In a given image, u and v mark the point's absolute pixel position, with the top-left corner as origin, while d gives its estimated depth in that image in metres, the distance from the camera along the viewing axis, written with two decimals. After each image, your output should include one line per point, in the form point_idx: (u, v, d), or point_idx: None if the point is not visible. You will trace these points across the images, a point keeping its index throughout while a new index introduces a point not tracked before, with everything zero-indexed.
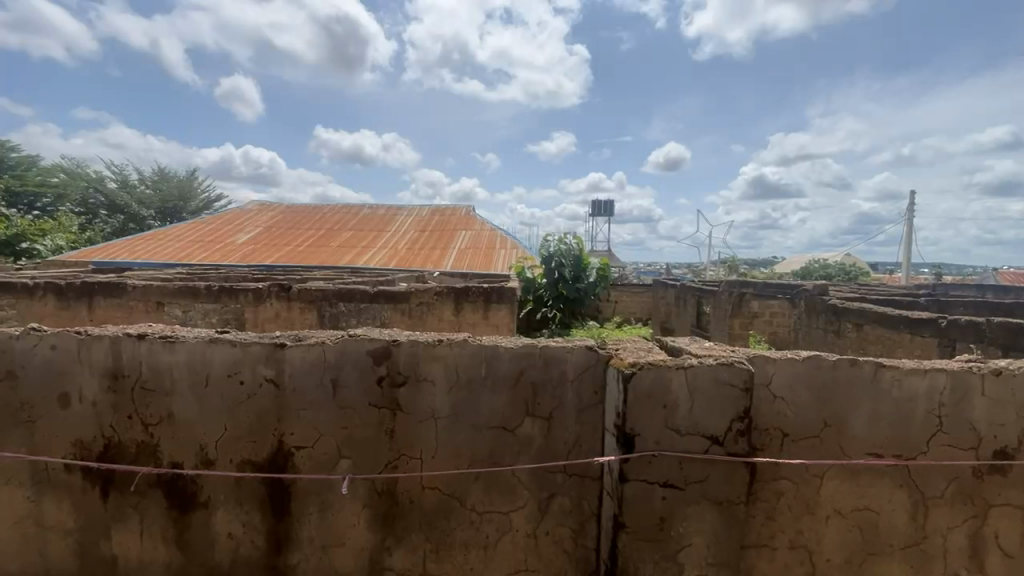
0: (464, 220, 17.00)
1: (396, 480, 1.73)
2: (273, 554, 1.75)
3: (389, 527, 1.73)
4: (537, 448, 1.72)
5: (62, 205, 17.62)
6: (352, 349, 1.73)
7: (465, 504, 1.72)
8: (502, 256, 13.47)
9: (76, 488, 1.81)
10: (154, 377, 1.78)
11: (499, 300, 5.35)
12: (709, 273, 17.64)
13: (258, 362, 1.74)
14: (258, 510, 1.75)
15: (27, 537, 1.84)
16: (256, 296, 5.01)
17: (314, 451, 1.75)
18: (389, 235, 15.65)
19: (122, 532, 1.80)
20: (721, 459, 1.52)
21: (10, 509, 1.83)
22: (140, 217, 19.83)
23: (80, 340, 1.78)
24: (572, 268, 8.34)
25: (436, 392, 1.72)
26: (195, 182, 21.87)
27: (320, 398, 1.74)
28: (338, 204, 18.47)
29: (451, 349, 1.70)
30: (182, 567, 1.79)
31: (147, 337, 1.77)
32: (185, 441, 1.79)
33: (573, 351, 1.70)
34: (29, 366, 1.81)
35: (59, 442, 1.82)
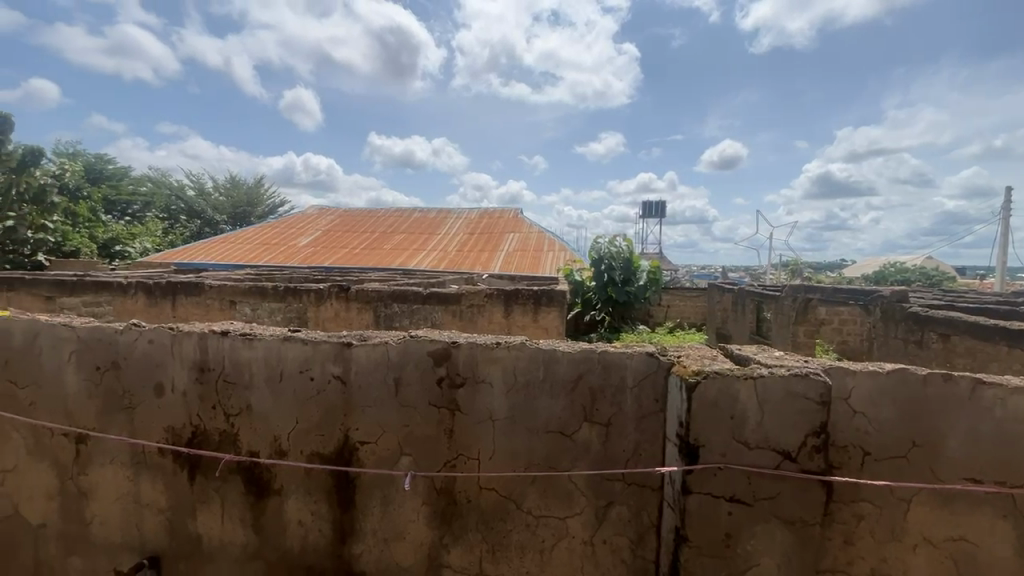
0: (513, 222, 17.14)
1: (454, 478, 1.76)
2: (339, 543, 1.84)
3: (447, 525, 1.77)
4: (595, 455, 1.69)
5: (149, 212, 19.40)
6: (414, 349, 1.78)
7: (522, 507, 1.73)
8: (549, 260, 13.41)
9: (168, 470, 1.99)
10: (235, 371, 1.92)
11: (549, 302, 5.36)
12: (770, 276, 16.66)
13: (328, 360, 1.84)
14: (326, 500, 1.84)
15: (128, 513, 2.04)
16: (318, 296, 5.29)
17: (377, 447, 1.82)
18: (439, 238, 16.00)
19: (206, 513, 1.95)
20: (793, 475, 1.44)
21: (114, 485, 2.04)
22: (214, 222, 21.49)
23: (173, 335, 1.96)
24: (622, 271, 8.14)
25: (493, 394, 1.74)
26: (262, 190, 23.45)
27: (383, 397, 1.81)
28: (390, 208, 19.09)
29: (510, 352, 1.72)
30: (257, 551, 1.91)
31: (230, 334, 1.91)
32: (261, 432, 1.91)
33: (633, 357, 1.66)
34: (130, 357, 2.01)
35: (154, 427, 2.01)
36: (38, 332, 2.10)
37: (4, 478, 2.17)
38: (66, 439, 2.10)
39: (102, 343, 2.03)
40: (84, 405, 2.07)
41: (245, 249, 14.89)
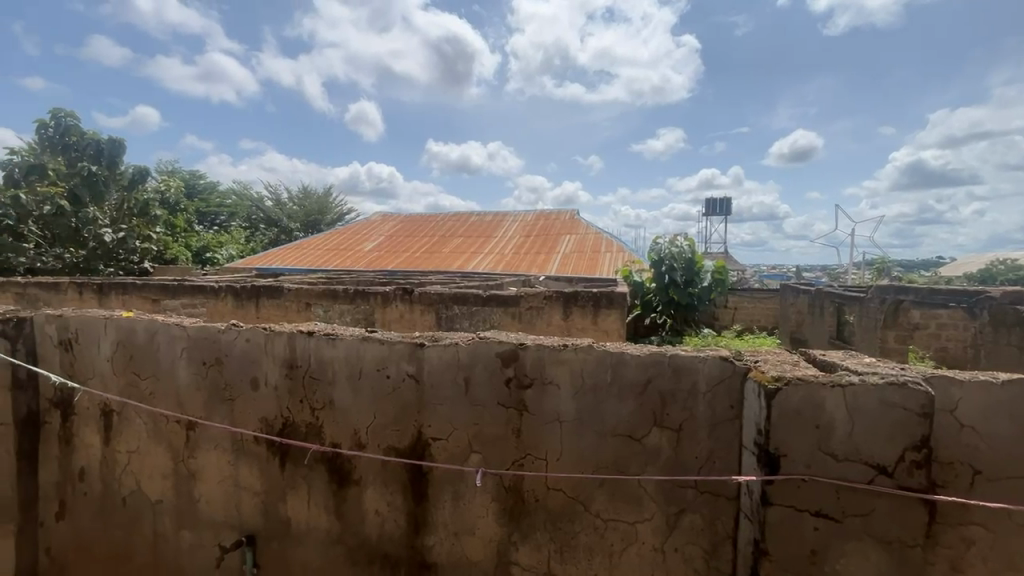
0: (569, 224, 17.04)
1: (522, 477, 1.80)
2: (413, 533, 1.93)
3: (515, 523, 1.80)
4: (665, 460, 1.66)
5: (234, 222, 21.33)
6: (483, 350, 1.84)
7: (590, 510, 1.73)
8: (607, 261, 13.17)
9: (262, 457, 2.19)
10: (319, 368, 2.08)
11: (609, 305, 5.29)
12: (852, 276, 15.28)
13: (402, 359, 1.94)
14: (401, 492, 1.94)
15: (228, 494, 2.26)
16: (385, 298, 5.57)
17: (449, 444, 1.89)
18: (496, 241, 16.22)
19: (295, 498, 2.13)
20: (889, 491, 1.34)
21: (218, 468, 2.28)
22: (289, 229, 23.20)
23: (266, 334, 2.16)
24: (685, 272, 7.80)
25: (561, 396, 1.76)
26: (331, 199, 25.04)
27: (454, 395, 1.88)
28: (449, 213, 19.62)
29: (577, 355, 1.73)
30: (339, 536, 2.06)
31: (315, 334, 2.07)
32: (342, 425, 2.06)
33: (705, 362, 1.61)
34: (230, 354, 2.23)
35: (251, 418, 2.22)
36: (157, 331, 2.39)
37: (129, 458, 2.49)
38: (178, 426, 2.37)
39: (207, 342, 2.27)
40: (193, 396, 2.33)
41: (316, 255, 15.92)
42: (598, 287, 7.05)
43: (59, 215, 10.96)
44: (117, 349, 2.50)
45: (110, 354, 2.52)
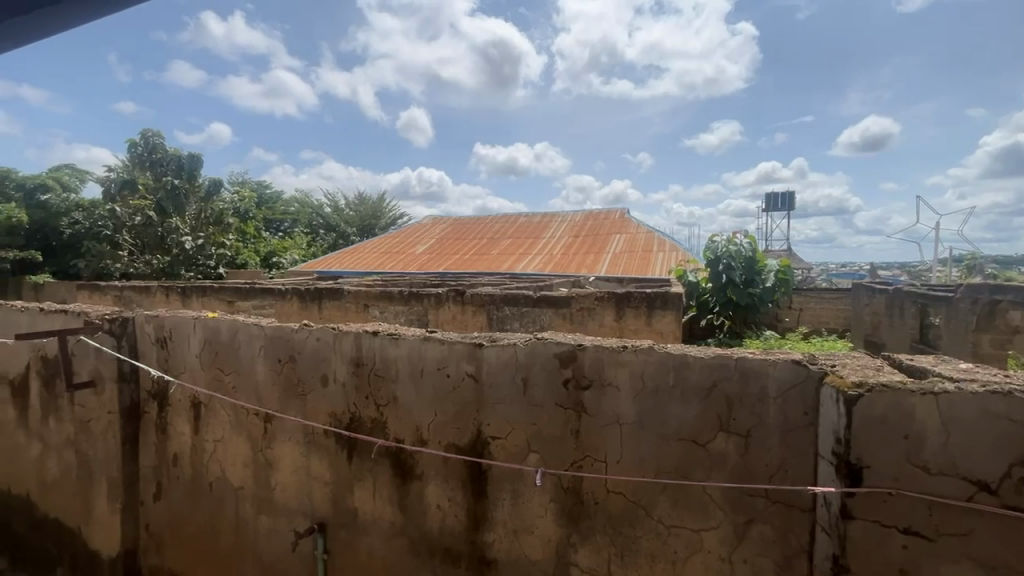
0: (619, 223, 16.72)
1: (582, 479, 1.79)
2: (473, 529, 1.98)
3: (574, 524, 1.80)
4: (733, 467, 1.60)
5: (297, 228, 22.72)
6: (541, 351, 1.85)
7: (652, 515, 1.69)
8: (659, 261, 12.79)
9: (332, 450, 2.32)
10: (383, 366, 2.18)
11: (663, 306, 5.16)
12: (938, 274, 13.89)
13: (462, 359, 2.00)
14: (462, 488, 2.00)
15: (301, 484, 2.42)
16: (438, 300, 5.73)
17: (507, 443, 1.92)
18: (544, 242, 16.21)
19: (361, 490, 2.24)
20: (992, 510, 1.22)
21: (292, 458, 2.44)
22: (346, 234, 24.35)
23: (335, 333, 2.30)
24: (744, 271, 7.41)
25: (620, 397, 1.74)
26: (385, 204, 26.04)
27: (513, 395, 1.90)
28: (497, 215, 19.82)
29: (636, 356, 1.71)
30: (402, 528, 2.14)
31: (379, 334, 2.18)
32: (405, 422, 2.14)
33: (776, 365, 1.54)
34: (302, 352, 2.39)
35: (321, 412, 2.36)
36: (238, 330, 2.60)
37: (214, 447, 2.72)
38: (257, 418, 2.56)
39: (282, 341, 2.44)
40: (269, 391, 2.51)
41: (372, 257, 16.71)
42: (650, 287, 6.87)
43: (149, 224, 12.39)
44: (205, 347, 2.74)
45: (198, 351, 2.77)
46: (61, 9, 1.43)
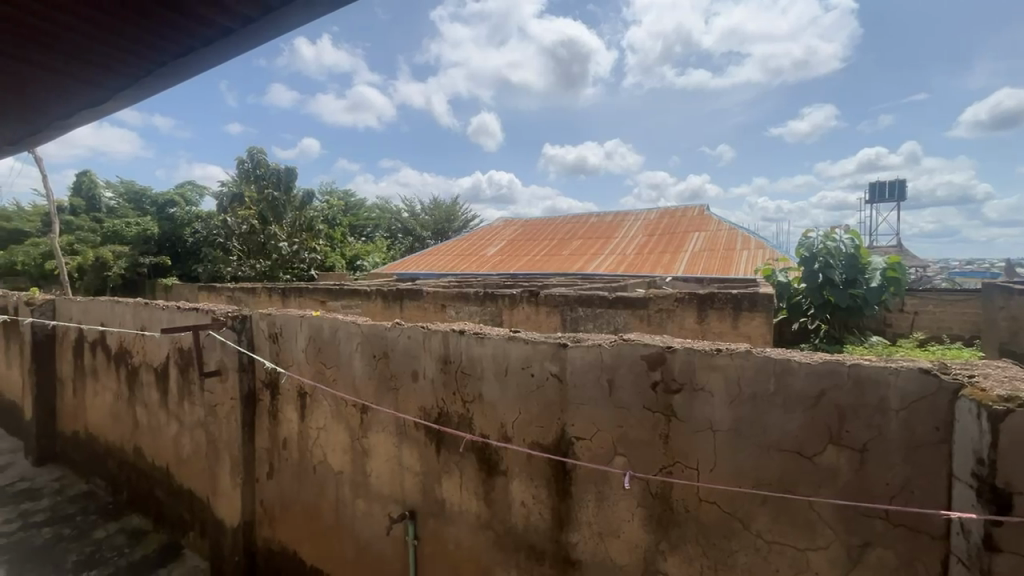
0: (697, 220, 15.94)
1: (671, 485, 1.74)
2: (558, 528, 1.99)
3: (664, 531, 1.75)
4: (845, 483, 1.47)
5: (378, 233, 24.24)
6: (628, 353, 1.83)
7: (750, 528, 1.60)
8: (743, 260, 12.00)
9: (421, 442, 2.45)
10: (470, 364, 2.26)
11: (751, 307, 4.83)
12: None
13: (546, 359, 2.02)
14: (545, 487, 2.02)
15: (394, 473, 2.58)
16: (512, 300, 5.81)
17: (593, 444, 1.91)
18: (617, 241, 15.86)
19: (449, 481, 2.35)
20: None
21: (385, 447, 2.62)
22: (422, 238, 25.57)
23: (425, 332, 2.43)
24: (844, 270, 6.68)
25: (714, 403, 1.67)
26: (458, 208, 26.97)
27: (598, 397, 1.89)
28: (568, 215, 19.66)
29: (732, 360, 1.63)
30: (488, 521, 2.21)
31: (466, 334, 2.27)
32: (491, 419, 2.21)
33: (899, 374, 1.39)
34: (394, 348, 2.55)
35: (412, 406, 2.50)
36: (338, 328, 2.84)
37: (317, 434, 3.00)
38: (354, 409, 2.77)
39: (377, 338, 2.63)
40: (366, 384, 2.71)
41: (447, 258, 17.43)
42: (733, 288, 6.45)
43: (253, 232, 13.87)
44: (310, 343, 3.02)
45: (304, 346, 3.06)
46: (211, 53, 1.66)
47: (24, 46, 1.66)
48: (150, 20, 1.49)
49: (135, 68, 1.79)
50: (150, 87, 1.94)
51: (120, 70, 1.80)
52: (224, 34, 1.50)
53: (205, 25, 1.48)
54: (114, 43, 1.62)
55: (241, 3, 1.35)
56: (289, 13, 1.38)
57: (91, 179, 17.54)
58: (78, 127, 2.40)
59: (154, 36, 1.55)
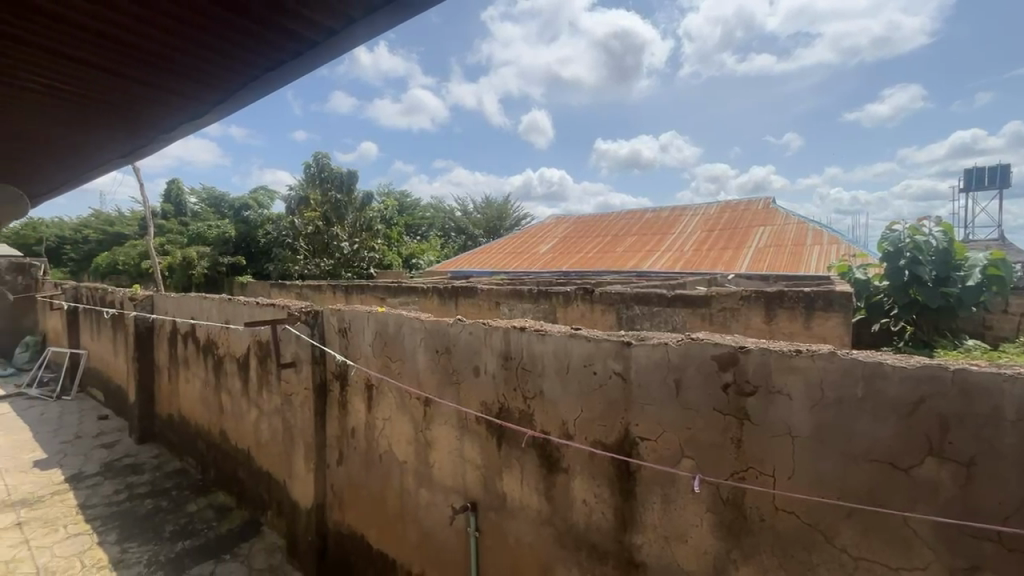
0: (763, 214, 15.05)
1: (744, 491, 1.66)
2: (621, 529, 1.96)
3: (736, 539, 1.68)
4: (947, 499, 1.34)
5: (432, 232, 24.94)
6: (697, 353, 1.76)
7: (833, 542, 1.50)
8: (815, 256, 11.19)
9: (483, 436, 2.50)
10: (531, 361, 2.28)
11: (826, 307, 4.49)
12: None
13: (609, 357, 2.00)
14: (608, 486, 2.00)
15: (456, 465, 2.66)
16: (566, 298, 5.77)
17: (658, 445, 1.86)
18: (674, 237, 15.30)
19: (510, 476, 2.38)
20: None
21: (447, 440, 2.70)
22: (474, 236, 26.04)
23: (486, 328, 2.48)
24: (939, 266, 5.23)
25: (792, 407, 1.58)
26: (510, 206, 27.18)
27: (664, 397, 1.84)
28: (622, 211, 19.23)
29: (813, 362, 1.53)
30: (549, 518, 2.22)
31: (527, 330, 2.29)
32: (551, 416, 2.21)
33: (1015, 381, 1.24)
34: (456, 344, 2.62)
35: (473, 400, 2.56)
36: (402, 323, 2.96)
37: (383, 424, 3.14)
38: (418, 402, 2.87)
39: (439, 333, 2.71)
40: (429, 378, 2.81)
41: (499, 256, 17.63)
42: (790, 288, 5.71)
43: (318, 232, 14.70)
44: (376, 337, 3.17)
45: (371, 341, 3.22)
46: (297, 66, 1.78)
47: (137, 68, 1.86)
48: (246, 39, 1.62)
49: (230, 83, 1.96)
50: (241, 100, 2.12)
51: (218, 85, 1.98)
52: (311, 46, 1.60)
53: (294, 39, 1.59)
54: (215, 62, 1.78)
55: (326, 16, 1.44)
56: (371, 24, 1.46)
57: (179, 186, 19.36)
58: (177, 139, 2.65)
59: (247, 52, 1.69)
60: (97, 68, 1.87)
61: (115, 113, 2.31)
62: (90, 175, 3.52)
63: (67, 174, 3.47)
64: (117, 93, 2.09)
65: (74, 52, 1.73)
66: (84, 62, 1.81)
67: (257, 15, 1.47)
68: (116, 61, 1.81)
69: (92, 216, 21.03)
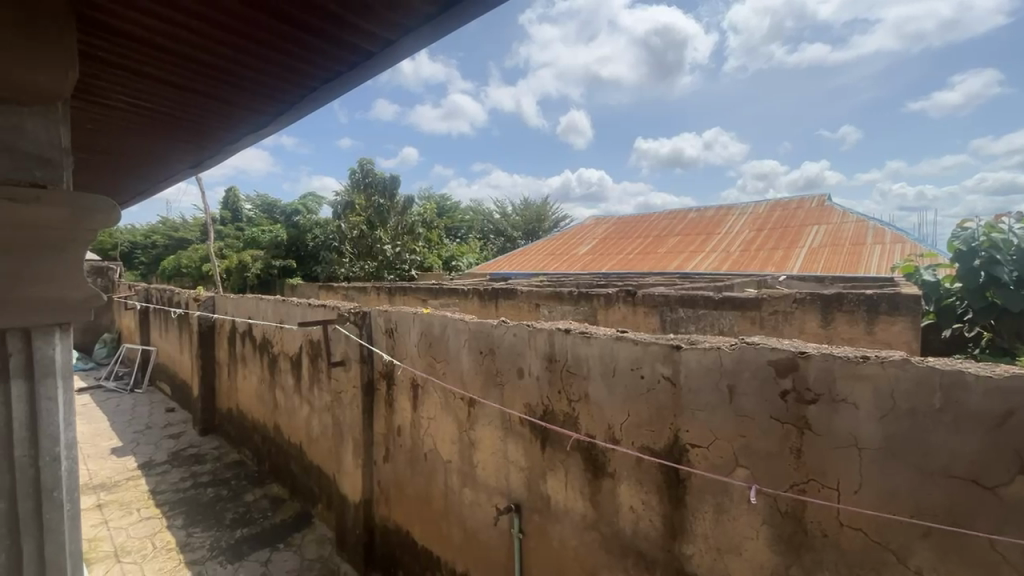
0: (817, 212, 14.26)
1: (805, 504, 1.58)
2: (670, 538, 1.91)
3: (795, 555, 1.59)
4: None
5: (471, 234, 25.28)
6: (752, 357, 1.69)
7: (906, 563, 1.40)
8: (875, 256, 10.49)
9: (526, 438, 2.51)
10: (576, 363, 2.26)
11: (891, 310, 4.18)
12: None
13: (658, 360, 1.95)
14: (656, 493, 1.95)
15: (500, 466, 2.67)
16: (607, 300, 5.68)
17: (709, 452, 1.80)
18: (720, 237, 14.76)
19: (554, 478, 2.37)
20: None
21: (491, 440, 2.72)
22: (512, 238, 26.17)
23: (530, 330, 2.48)
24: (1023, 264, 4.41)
25: (859, 416, 1.49)
26: (548, 207, 27.12)
27: (716, 403, 1.78)
28: (664, 212, 18.76)
29: (882, 370, 1.44)
30: (594, 523, 2.19)
31: (572, 333, 2.28)
32: (597, 420, 2.18)
33: None
34: (500, 345, 2.64)
35: (517, 402, 2.57)
36: (447, 324, 3.02)
37: (428, 423, 3.21)
38: (462, 402, 2.91)
39: (483, 335, 2.74)
40: (473, 379, 2.84)
41: (537, 258, 17.62)
42: (859, 288, 6.08)
43: (362, 236, 15.23)
44: (421, 338, 3.24)
45: (416, 341, 3.29)
46: (353, 77, 1.85)
47: (204, 83, 1.99)
48: (306, 53, 1.70)
49: (290, 95, 2.06)
50: (299, 111, 2.22)
51: (279, 97, 2.08)
52: (367, 57, 1.67)
53: (351, 51, 1.66)
54: (277, 75, 1.88)
55: (382, 28, 1.49)
56: (424, 34, 1.50)
57: (236, 194, 20.59)
58: (240, 149, 2.82)
59: (307, 65, 1.77)
60: (170, 85, 2.01)
61: (183, 125, 2.47)
62: (160, 184, 3.80)
63: (140, 183, 3.75)
64: (188, 108, 2.25)
65: (149, 70, 1.86)
66: (158, 79, 1.95)
67: (318, 30, 1.54)
68: (185, 77, 1.94)
69: (160, 223, 22.74)
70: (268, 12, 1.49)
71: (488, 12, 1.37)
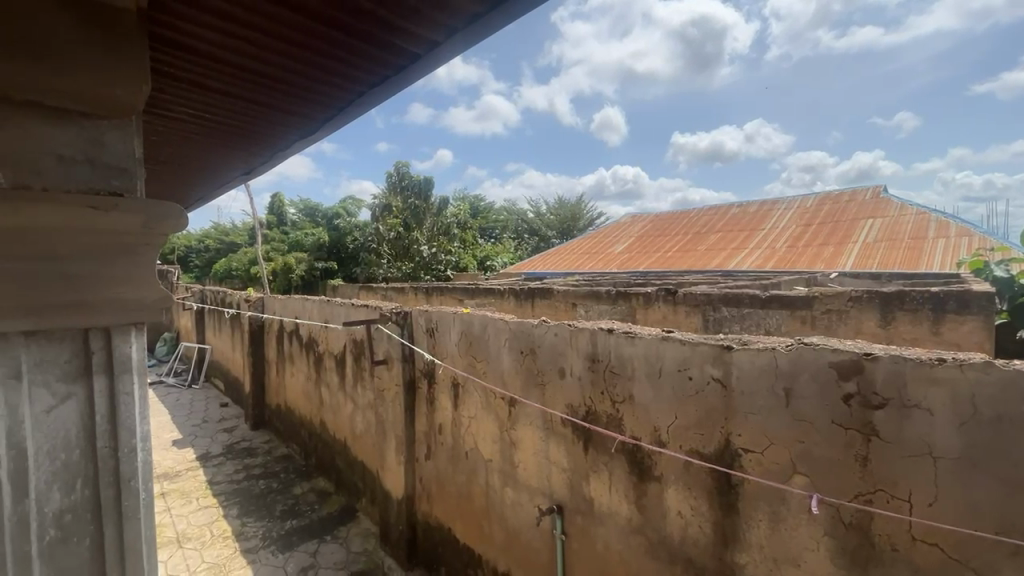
0: (871, 204, 13.43)
1: (873, 516, 1.48)
2: (722, 545, 1.84)
3: (861, 569, 1.50)
4: None
5: (505, 234, 25.39)
6: (811, 359, 1.60)
7: None
8: (939, 251, 9.75)
9: (569, 438, 2.48)
10: (619, 364, 2.22)
11: (960, 309, 3.88)
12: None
13: (707, 361, 1.88)
14: (706, 498, 1.89)
15: (541, 467, 2.65)
16: (647, 300, 5.55)
17: (764, 458, 1.72)
18: (763, 233, 14.16)
19: (597, 480, 2.33)
20: None
21: (532, 440, 2.71)
22: (546, 237, 26.09)
23: (571, 330, 2.46)
24: None
25: (934, 423, 1.38)
26: (583, 206, 26.86)
27: (772, 406, 1.70)
28: (704, 208, 18.18)
29: (961, 373, 1.33)
30: (639, 527, 2.14)
31: (615, 332, 2.24)
32: (642, 421, 2.13)
33: None
34: (542, 345, 2.63)
35: (559, 402, 2.54)
36: (486, 324, 3.03)
37: (469, 421, 3.23)
38: (503, 401, 2.92)
39: (524, 334, 2.74)
40: (514, 378, 2.84)
41: (572, 258, 17.47)
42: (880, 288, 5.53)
43: (399, 238, 15.57)
44: (461, 337, 3.27)
45: (456, 341, 3.32)
46: (397, 80, 1.88)
47: (259, 92, 2.07)
48: (353, 58, 1.74)
49: (336, 99, 2.12)
50: (345, 116, 2.28)
51: (326, 102, 2.14)
52: (412, 59, 1.69)
53: (396, 54, 1.68)
54: (324, 81, 1.93)
55: (426, 29, 1.51)
56: (468, 34, 1.50)
57: (281, 200, 21.51)
58: (290, 155, 2.93)
59: (353, 69, 1.81)
60: (227, 95, 2.11)
61: (238, 133, 2.59)
62: (215, 191, 4.00)
63: (198, 190, 3.97)
64: (244, 117, 2.36)
65: (210, 82, 1.96)
66: (217, 90, 2.05)
67: (365, 35, 1.57)
68: (241, 87, 2.03)
69: (212, 228, 24.12)
70: (319, 20, 1.53)
71: (534, 9, 1.36)
